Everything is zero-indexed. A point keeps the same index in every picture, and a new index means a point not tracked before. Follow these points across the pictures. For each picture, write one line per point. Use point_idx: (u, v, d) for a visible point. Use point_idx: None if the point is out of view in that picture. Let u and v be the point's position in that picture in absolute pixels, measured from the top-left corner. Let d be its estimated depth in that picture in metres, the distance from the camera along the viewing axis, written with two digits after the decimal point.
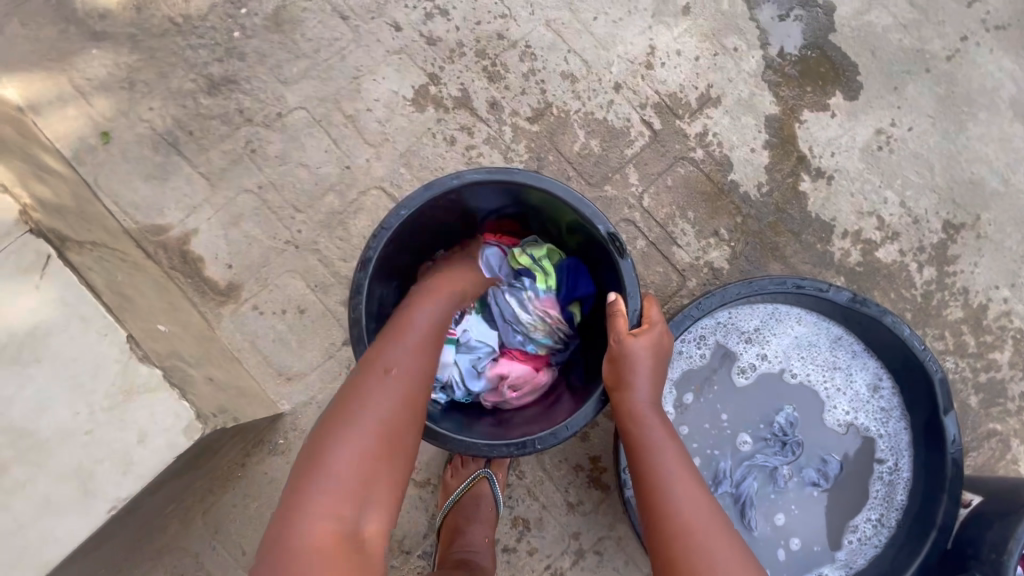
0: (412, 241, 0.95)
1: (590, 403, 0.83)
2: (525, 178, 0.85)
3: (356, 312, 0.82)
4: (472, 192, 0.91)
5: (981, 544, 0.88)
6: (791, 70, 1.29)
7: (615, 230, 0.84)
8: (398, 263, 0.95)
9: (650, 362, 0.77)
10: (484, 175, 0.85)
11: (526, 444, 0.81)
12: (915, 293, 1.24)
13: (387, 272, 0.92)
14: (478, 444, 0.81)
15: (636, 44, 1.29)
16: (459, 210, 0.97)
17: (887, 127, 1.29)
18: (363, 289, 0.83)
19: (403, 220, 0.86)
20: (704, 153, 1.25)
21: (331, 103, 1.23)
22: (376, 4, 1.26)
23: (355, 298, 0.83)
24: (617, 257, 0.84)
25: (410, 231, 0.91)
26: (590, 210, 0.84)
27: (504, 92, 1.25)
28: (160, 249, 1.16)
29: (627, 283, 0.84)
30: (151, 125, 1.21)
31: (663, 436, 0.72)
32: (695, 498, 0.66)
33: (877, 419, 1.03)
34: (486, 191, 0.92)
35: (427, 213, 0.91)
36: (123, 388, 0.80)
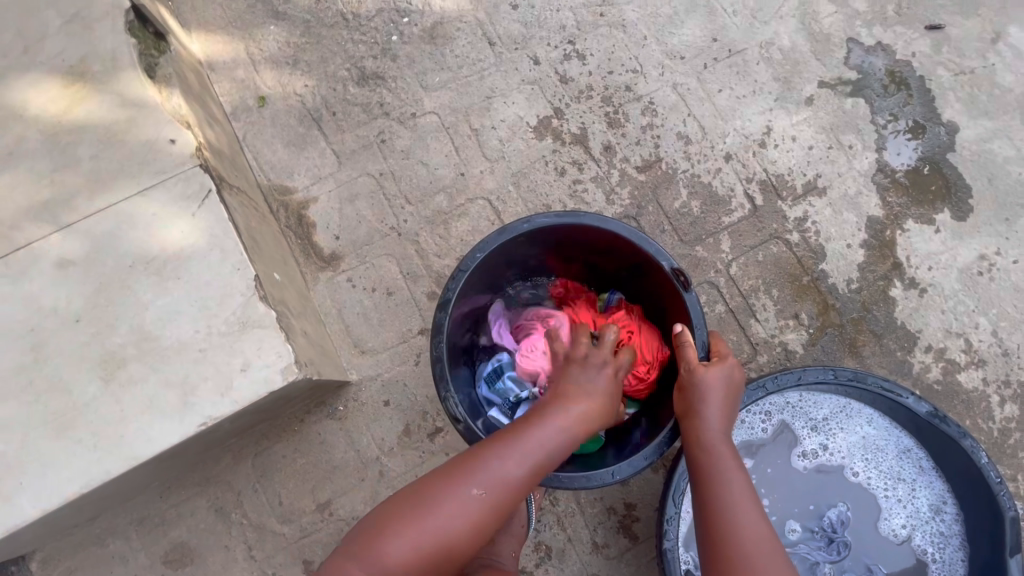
0: (484, 282, 0.97)
1: (660, 436, 0.83)
2: (594, 222, 0.87)
3: (438, 340, 0.84)
4: (540, 239, 0.93)
5: None
6: (902, 178, 1.31)
7: (679, 265, 0.86)
8: (472, 301, 0.96)
9: (721, 395, 0.78)
10: (553, 219, 0.88)
11: (604, 475, 0.81)
12: (992, 426, 1.20)
13: (461, 314, 0.94)
14: (558, 475, 0.81)
15: (754, 122, 1.34)
16: (529, 253, 0.99)
17: (991, 254, 1.28)
18: (449, 306, 0.85)
19: (479, 263, 0.88)
20: (799, 237, 1.28)
21: (461, 115, 1.34)
22: (521, 38, 1.38)
23: (436, 337, 0.84)
24: (681, 290, 0.86)
25: (485, 270, 0.93)
26: (654, 247, 0.86)
27: (619, 139, 1.33)
28: (281, 208, 1.28)
29: (692, 315, 0.85)
30: (302, 100, 1.35)
31: (731, 470, 0.72)
32: (756, 524, 0.67)
33: (935, 544, 0.99)
34: (554, 237, 0.94)
35: (502, 253, 0.93)
36: (241, 319, 0.88)
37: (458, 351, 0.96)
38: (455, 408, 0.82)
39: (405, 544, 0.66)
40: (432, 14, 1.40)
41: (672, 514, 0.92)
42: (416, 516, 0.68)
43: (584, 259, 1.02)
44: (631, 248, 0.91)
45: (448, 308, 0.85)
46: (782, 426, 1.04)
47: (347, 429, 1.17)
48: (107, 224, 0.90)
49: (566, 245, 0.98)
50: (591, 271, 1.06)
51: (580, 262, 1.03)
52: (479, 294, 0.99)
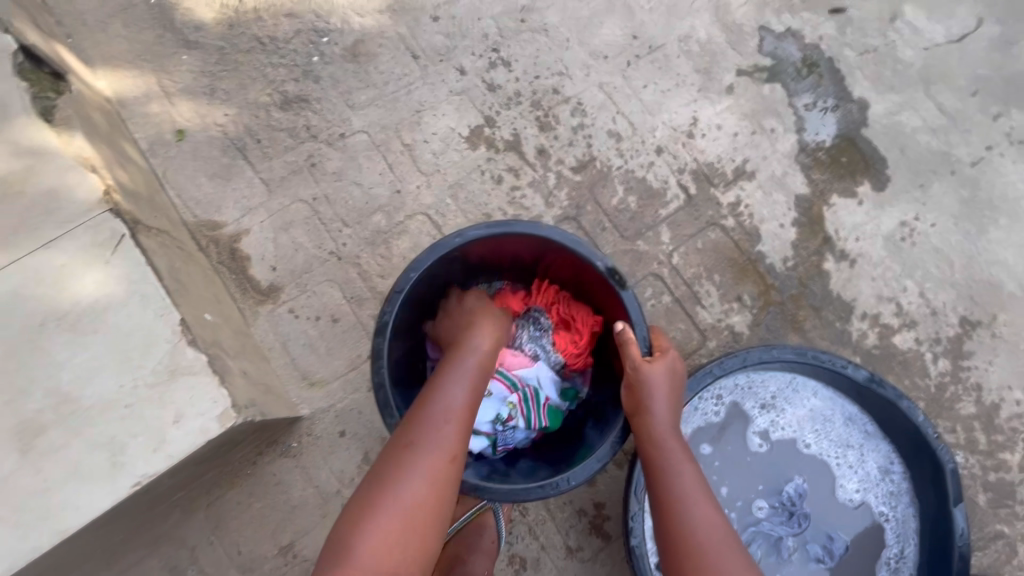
0: (423, 300, 0.95)
1: (612, 436, 0.83)
2: (526, 229, 0.87)
3: (379, 373, 0.81)
4: (475, 251, 0.92)
5: None
6: (823, 156, 1.37)
7: (614, 265, 0.88)
8: (412, 321, 0.94)
9: (666, 389, 0.78)
10: (485, 232, 0.87)
11: (560, 483, 0.80)
12: (929, 382, 1.26)
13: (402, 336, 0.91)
14: (514, 489, 0.80)
15: (680, 115, 1.38)
16: (465, 265, 0.97)
17: (911, 220, 1.35)
18: (387, 330, 0.82)
19: (415, 282, 0.86)
20: (734, 222, 1.32)
21: (391, 131, 1.32)
22: (445, 49, 1.38)
23: (376, 363, 0.81)
24: (617, 288, 0.87)
25: (422, 288, 0.91)
26: (588, 249, 0.87)
27: (552, 142, 1.34)
28: (211, 244, 1.23)
29: (631, 313, 0.86)
30: (223, 130, 1.30)
31: (682, 461, 0.72)
32: (710, 516, 0.68)
33: (888, 505, 1.03)
34: (488, 248, 0.93)
35: (437, 270, 0.91)
36: (169, 367, 0.84)
37: (403, 374, 0.93)
38: None
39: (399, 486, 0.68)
40: (352, 31, 1.37)
41: (636, 511, 0.92)
42: (395, 463, 0.69)
43: (521, 264, 1.02)
44: (566, 252, 0.91)
45: (387, 331, 0.83)
46: (734, 408, 1.06)
47: (303, 466, 1.13)
48: (10, 283, 0.84)
49: (502, 254, 0.97)
50: (530, 276, 1.05)
51: (519, 268, 1.03)
52: (421, 312, 0.97)
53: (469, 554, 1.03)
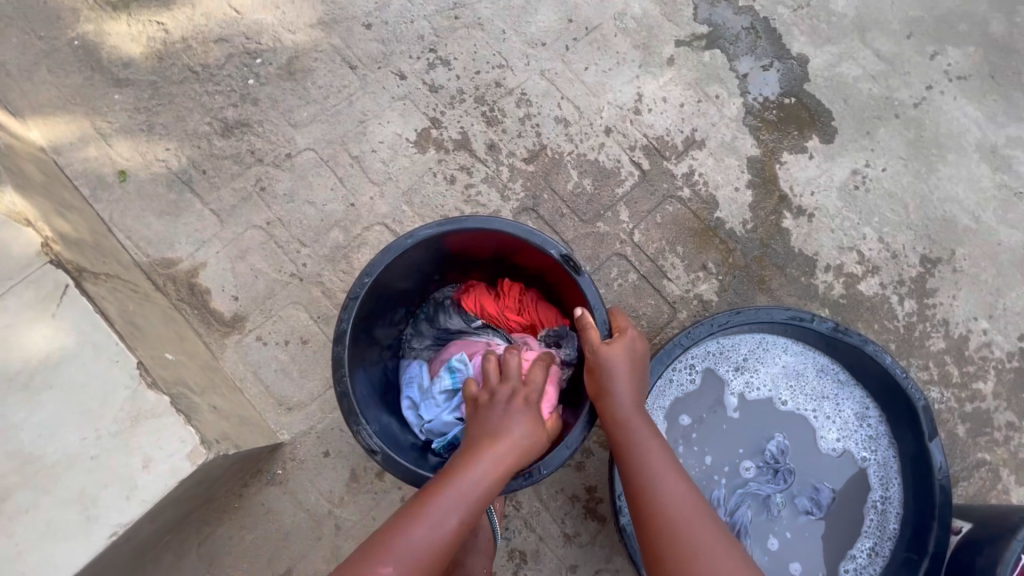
0: (382, 305, 0.94)
1: (581, 422, 0.82)
2: (476, 224, 0.86)
3: (342, 384, 0.80)
4: (431, 250, 0.91)
5: (971, 570, 0.88)
6: (769, 116, 1.38)
7: (568, 251, 0.87)
8: (374, 327, 0.93)
9: (627, 368, 0.79)
10: (436, 230, 0.86)
11: (533, 472, 0.80)
12: (898, 323, 1.29)
13: (364, 342, 0.90)
14: None
15: (625, 93, 1.38)
16: (422, 267, 0.95)
17: (862, 168, 1.37)
18: (346, 338, 0.81)
19: (369, 288, 0.84)
20: (690, 191, 1.33)
21: (338, 144, 1.31)
22: (382, 56, 1.37)
23: (337, 372, 0.80)
24: (574, 274, 0.86)
25: (379, 294, 0.90)
26: (541, 238, 0.86)
27: (501, 135, 1.33)
28: (169, 282, 1.20)
29: (590, 297, 0.85)
30: (167, 165, 1.28)
31: (649, 438, 0.74)
32: (681, 489, 0.70)
33: (868, 449, 1.05)
34: (443, 247, 0.92)
35: (392, 274, 0.89)
36: (131, 413, 0.82)
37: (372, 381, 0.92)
38: (370, 440, 0.79)
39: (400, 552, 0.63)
40: (285, 49, 1.36)
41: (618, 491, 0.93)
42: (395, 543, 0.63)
43: (480, 261, 1.00)
44: (520, 243, 0.90)
45: (346, 339, 0.82)
46: (708, 376, 1.07)
47: (292, 491, 1.12)
48: None
49: (459, 251, 0.96)
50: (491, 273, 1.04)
51: (477, 265, 1.01)
52: (382, 318, 0.96)
53: (467, 556, 1.01)
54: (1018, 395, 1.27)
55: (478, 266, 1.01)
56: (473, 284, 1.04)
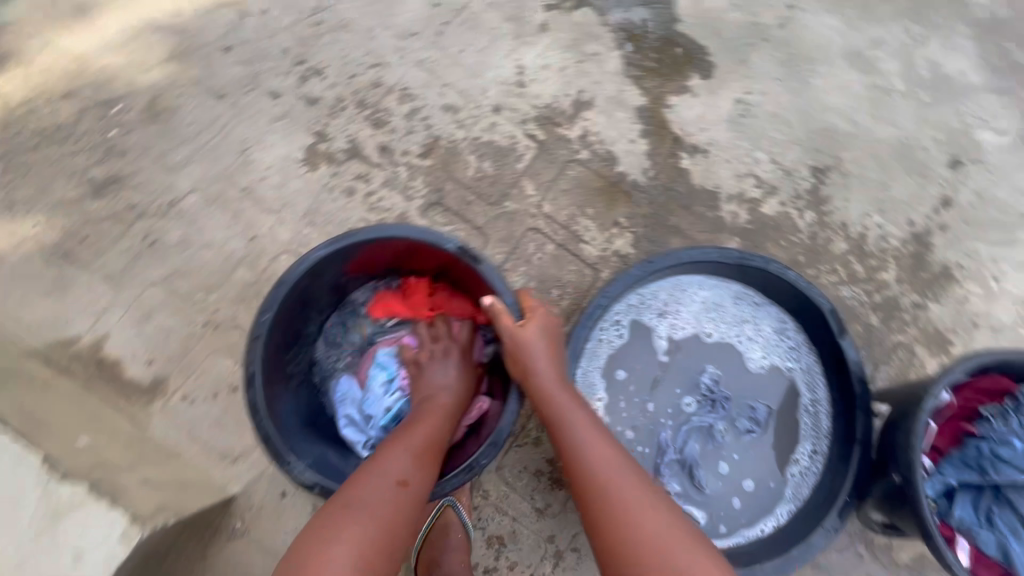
0: (292, 333, 0.92)
1: (510, 408, 0.85)
2: (366, 235, 0.85)
3: (263, 429, 0.78)
4: (328, 269, 0.90)
5: (895, 449, 0.95)
6: (649, 63, 1.41)
7: (465, 243, 0.86)
8: (287, 359, 0.90)
9: (547, 345, 0.83)
10: (327, 250, 0.84)
11: (473, 466, 0.83)
12: (802, 236, 1.36)
13: (280, 375, 0.88)
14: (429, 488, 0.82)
15: (505, 67, 1.37)
16: (325, 285, 0.93)
17: (744, 96, 1.42)
18: (257, 380, 0.79)
19: (270, 323, 0.82)
20: (588, 152, 1.35)
21: (223, 180, 1.25)
22: (248, 78, 1.30)
23: (256, 417, 0.78)
24: (475, 264, 0.86)
25: (285, 325, 0.87)
26: (435, 235, 0.85)
27: (391, 135, 1.30)
28: (73, 362, 1.13)
29: (495, 284, 0.85)
30: (42, 241, 1.19)
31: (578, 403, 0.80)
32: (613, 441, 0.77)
33: (793, 359, 1.12)
34: (341, 262, 0.90)
35: (294, 301, 0.87)
36: (49, 511, 0.78)
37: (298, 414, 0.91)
38: (303, 475, 0.79)
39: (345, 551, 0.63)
40: (143, 91, 1.27)
41: None
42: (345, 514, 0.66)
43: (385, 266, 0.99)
44: (417, 244, 0.89)
45: (258, 380, 0.80)
46: (635, 326, 1.12)
47: (257, 541, 1.09)
48: None
49: (359, 262, 0.94)
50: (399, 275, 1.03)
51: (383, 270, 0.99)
52: (298, 349, 0.94)
53: (442, 554, 1.05)
54: (918, 276, 1.37)
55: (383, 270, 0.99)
56: (382, 288, 1.02)
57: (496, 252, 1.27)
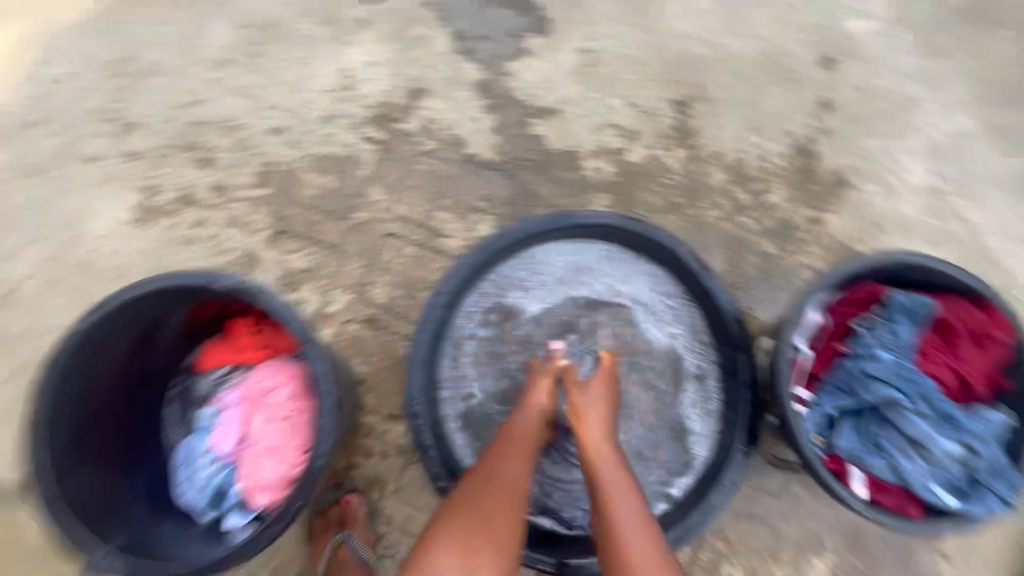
0: (105, 409, 0.87)
1: (328, 433, 0.80)
2: (128, 294, 0.78)
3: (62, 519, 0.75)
4: (111, 338, 0.83)
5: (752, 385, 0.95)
6: (480, 33, 1.32)
7: (238, 276, 0.80)
8: (102, 442, 0.86)
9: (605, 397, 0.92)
10: (89, 319, 0.77)
11: (291, 507, 0.78)
12: (676, 175, 1.28)
13: (91, 459, 0.83)
14: (249, 541, 0.78)
15: (330, 74, 1.30)
16: (122, 356, 0.86)
17: (588, 43, 1.33)
18: (47, 470, 0.75)
19: (51, 409, 0.77)
20: (433, 141, 1.27)
21: (59, 259, 1.20)
22: (66, 147, 1.25)
23: (52, 509, 0.75)
24: (256, 297, 0.80)
25: (79, 408, 0.82)
26: (203, 277, 0.79)
27: (222, 171, 1.24)
28: None
29: (281, 314, 0.80)
30: None
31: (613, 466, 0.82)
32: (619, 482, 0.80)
33: (676, 315, 1.05)
34: (122, 330, 0.84)
35: (80, 379, 0.81)
36: None
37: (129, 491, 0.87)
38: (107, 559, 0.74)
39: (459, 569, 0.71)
40: None
41: (437, 471, 0.94)
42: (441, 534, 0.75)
43: (194, 319, 0.92)
44: (193, 289, 0.83)
45: (48, 474, 0.75)
46: (498, 315, 1.07)
47: None
48: None
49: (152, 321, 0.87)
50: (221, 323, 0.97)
51: (195, 325, 0.94)
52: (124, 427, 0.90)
53: None
54: (809, 190, 1.28)
55: (190, 324, 0.93)
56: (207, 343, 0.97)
57: (353, 266, 1.20)
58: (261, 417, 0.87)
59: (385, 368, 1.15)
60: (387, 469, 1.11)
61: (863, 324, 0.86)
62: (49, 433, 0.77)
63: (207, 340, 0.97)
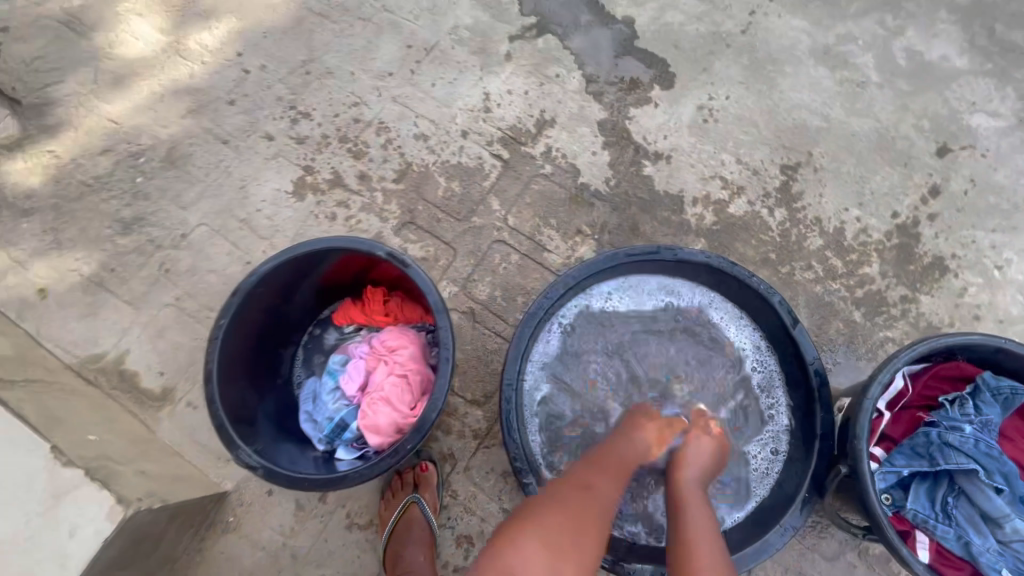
0: (254, 339, 1.02)
1: (438, 392, 0.90)
2: (305, 247, 0.94)
3: (218, 419, 0.88)
4: (276, 280, 0.99)
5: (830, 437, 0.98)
6: (610, 80, 1.47)
7: (392, 248, 0.94)
8: (249, 366, 1.01)
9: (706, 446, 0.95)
10: (272, 262, 0.94)
11: (400, 450, 0.89)
12: (773, 234, 1.35)
13: (240, 377, 0.98)
14: (359, 471, 0.89)
15: (473, 96, 1.49)
16: (277, 297, 1.02)
17: (707, 102, 1.45)
18: (214, 377, 0.90)
19: (228, 326, 0.92)
20: (552, 167, 1.42)
21: (227, 213, 1.43)
22: (250, 125, 1.50)
23: (212, 409, 0.89)
24: (403, 268, 0.94)
25: (242, 333, 0.97)
26: (365, 244, 0.94)
27: (368, 164, 1.44)
28: (99, 374, 1.31)
29: (422, 285, 0.93)
30: (79, 272, 1.40)
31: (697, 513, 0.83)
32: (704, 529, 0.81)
33: (754, 359, 1.12)
34: (285, 275, 1.00)
35: (248, 309, 0.96)
36: (53, 490, 0.91)
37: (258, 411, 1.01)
38: (247, 458, 0.87)
39: (542, 567, 0.72)
40: (163, 143, 1.50)
41: (517, 452, 0.99)
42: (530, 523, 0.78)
43: (337, 278, 1.09)
44: (350, 252, 0.98)
45: (215, 380, 0.90)
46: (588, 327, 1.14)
47: (244, 534, 1.19)
48: None
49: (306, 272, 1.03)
50: (356, 287, 1.13)
51: (336, 283, 1.10)
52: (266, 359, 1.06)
53: (404, 548, 1.10)
54: (906, 269, 1.31)
55: (332, 282, 1.09)
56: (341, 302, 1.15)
57: (464, 264, 1.35)
58: (383, 368, 1.00)
59: (475, 358, 1.28)
60: (462, 447, 1.22)
61: (949, 400, 0.88)
62: (222, 345, 0.92)
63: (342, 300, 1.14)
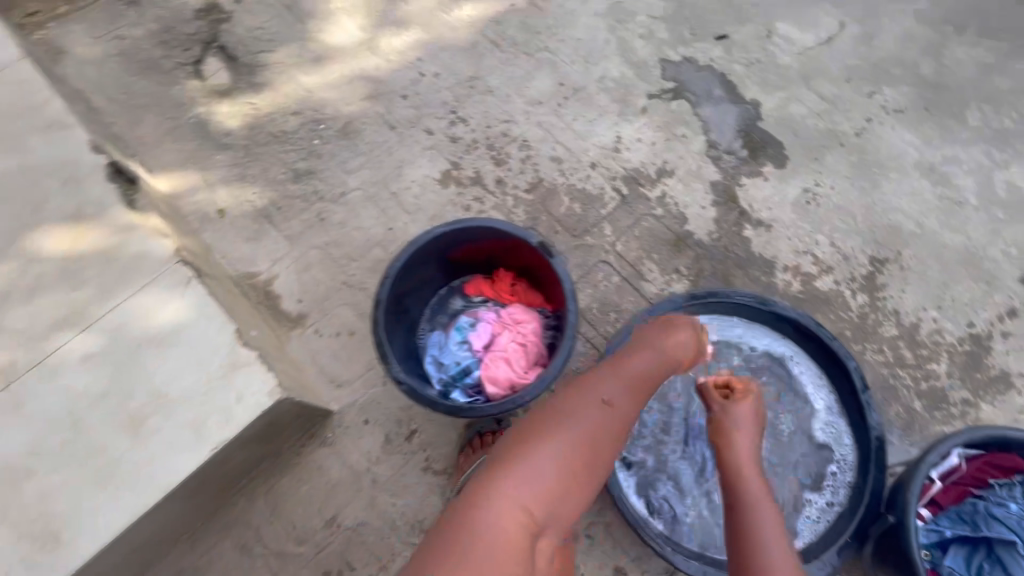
0: (408, 288, 1.23)
1: (560, 361, 1.07)
2: (472, 223, 1.14)
3: (379, 338, 1.09)
4: (439, 244, 1.20)
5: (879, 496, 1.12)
6: (729, 149, 1.67)
7: (543, 239, 1.14)
8: (398, 307, 1.21)
9: (750, 422, 1.02)
10: (445, 227, 1.15)
11: (518, 399, 1.06)
12: (852, 314, 1.48)
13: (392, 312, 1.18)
14: (483, 409, 1.06)
15: (607, 136, 1.71)
16: (433, 259, 1.24)
17: (813, 187, 1.62)
18: (382, 305, 1.11)
19: (399, 269, 1.13)
20: (663, 210, 1.61)
21: (381, 185, 1.68)
22: (415, 118, 1.77)
23: (376, 329, 1.10)
24: (549, 257, 1.14)
25: (403, 279, 1.18)
26: (521, 230, 1.13)
27: (507, 172, 1.68)
28: (251, 288, 1.56)
29: (561, 274, 1.12)
30: (253, 204, 1.67)
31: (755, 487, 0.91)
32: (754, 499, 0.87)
33: (825, 416, 1.25)
34: (446, 243, 1.21)
35: (413, 262, 1.18)
36: (230, 362, 1.14)
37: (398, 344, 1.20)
38: (397, 374, 1.07)
39: (553, 495, 0.75)
40: (342, 117, 1.79)
41: None
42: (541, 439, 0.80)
43: (480, 256, 1.29)
44: (505, 236, 1.18)
45: (382, 308, 1.10)
46: None
47: (338, 450, 1.38)
48: (115, 318, 1.16)
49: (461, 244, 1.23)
50: (489, 267, 1.33)
51: (476, 261, 1.30)
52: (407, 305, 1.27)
53: None
54: (972, 375, 1.41)
55: (474, 259, 1.29)
56: (471, 279, 1.34)
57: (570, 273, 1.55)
58: (508, 335, 1.24)
59: None
60: None
61: (1000, 482, 1.01)
62: (391, 283, 1.13)
63: (476, 276, 1.34)
